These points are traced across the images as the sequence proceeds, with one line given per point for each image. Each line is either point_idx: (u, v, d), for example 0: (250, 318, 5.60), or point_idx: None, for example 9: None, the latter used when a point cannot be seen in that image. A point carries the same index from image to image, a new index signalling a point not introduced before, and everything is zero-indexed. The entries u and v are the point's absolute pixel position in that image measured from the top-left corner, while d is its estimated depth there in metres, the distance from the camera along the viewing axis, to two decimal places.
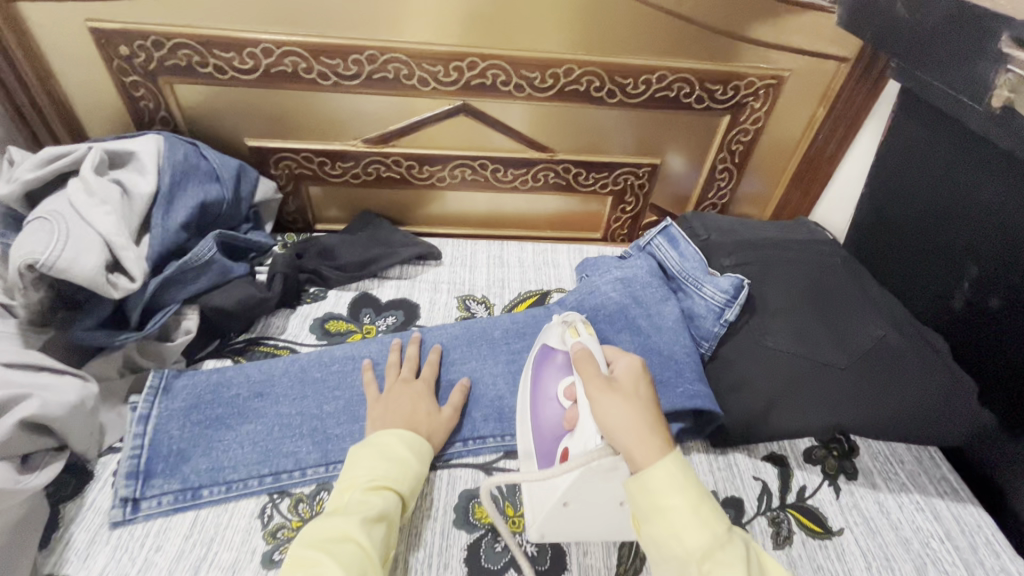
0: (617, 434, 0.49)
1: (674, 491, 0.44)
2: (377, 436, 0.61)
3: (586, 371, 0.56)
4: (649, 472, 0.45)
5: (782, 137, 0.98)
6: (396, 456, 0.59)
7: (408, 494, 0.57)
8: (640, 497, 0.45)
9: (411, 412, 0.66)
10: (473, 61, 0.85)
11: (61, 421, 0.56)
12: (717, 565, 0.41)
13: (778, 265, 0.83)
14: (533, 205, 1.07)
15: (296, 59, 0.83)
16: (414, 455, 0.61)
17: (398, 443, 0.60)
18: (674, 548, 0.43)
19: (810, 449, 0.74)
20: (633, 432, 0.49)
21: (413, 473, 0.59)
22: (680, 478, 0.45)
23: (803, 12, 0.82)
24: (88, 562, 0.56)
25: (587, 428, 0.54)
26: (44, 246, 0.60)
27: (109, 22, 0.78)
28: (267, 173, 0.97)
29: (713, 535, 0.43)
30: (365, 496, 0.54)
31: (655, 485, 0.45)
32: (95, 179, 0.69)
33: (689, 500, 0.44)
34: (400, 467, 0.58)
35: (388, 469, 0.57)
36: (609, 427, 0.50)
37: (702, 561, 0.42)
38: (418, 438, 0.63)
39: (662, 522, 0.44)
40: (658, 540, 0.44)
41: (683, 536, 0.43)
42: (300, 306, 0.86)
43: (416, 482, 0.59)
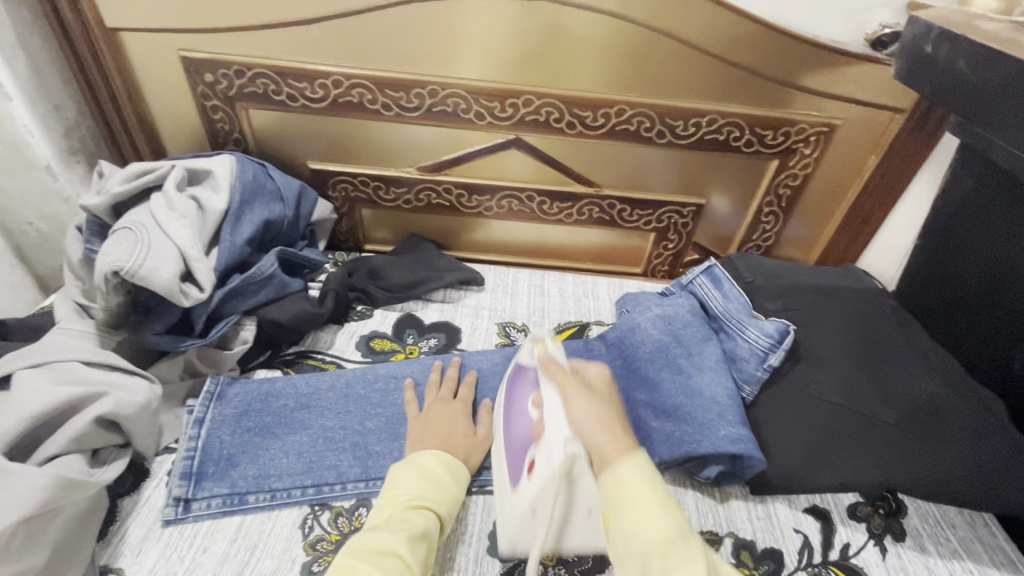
0: (588, 434, 0.52)
1: (641, 483, 0.46)
2: (415, 456, 0.62)
3: (557, 376, 0.58)
4: (620, 463, 0.48)
5: (832, 183, 0.97)
6: (436, 475, 0.61)
7: (446, 514, 0.58)
8: (608, 488, 0.47)
9: (449, 436, 0.67)
10: (528, 99, 0.88)
11: (129, 420, 0.59)
12: (677, 559, 0.42)
13: (825, 312, 0.82)
14: (576, 237, 1.09)
15: (362, 91, 0.88)
16: (451, 476, 0.62)
17: (437, 464, 0.62)
18: (638, 539, 0.44)
19: (854, 505, 0.72)
20: (605, 430, 0.51)
21: (449, 496, 0.59)
22: (648, 472, 0.47)
23: (858, 64, 0.83)
24: (140, 557, 0.59)
25: (555, 435, 0.54)
26: (128, 255, 0.65)
27: (199, 52, 0.85)
28: (325, 195, 1.03)
29: (676, 531, 0.44)
30: (406, 513, 0.55)
31: (622, 475, 0.47)
32: (175, 194, 0.75)
33: (655, 493, 0.46)
34: (439, 488, 0.59)
35: (428, 489, 0.58)
36: (579, 428, 0.53)
37: (665, 553, 0.43)
38: (454, 459, 0.64)
39: (626, 515, 0.45)
40: (623, 532, 0.45)
41: (649, 527, 0.44)
42: (346, 323, 0.89)
43: (455, 502, 0.60)
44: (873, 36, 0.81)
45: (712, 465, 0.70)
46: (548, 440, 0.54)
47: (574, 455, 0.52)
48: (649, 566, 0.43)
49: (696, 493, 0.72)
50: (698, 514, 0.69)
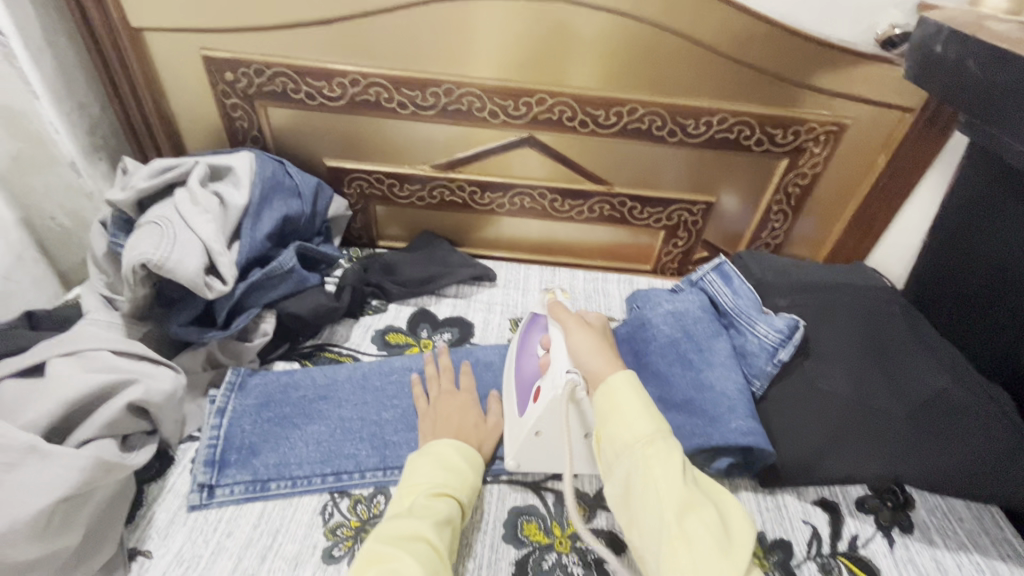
0: (586, 358, 0.60)
1: (630, 395, 0.53)
2: (434, 445, 0.64)
3: (562, 315, 0.67)
4: (612, 381, 0.55)
5: (841, 182, 0.98)
6: (455, 464, 0.62)
7: (466, 502, 0.60)
8: (602, 401, 0.55)
9: (460, 425, 0.68)
10: (542, 98, 0.90)
11: (158, 407, 0.61)
12: (656, 452, 0.49)
13: (834, 308, 0.83)
14: (586, 234, 1.11)
15: (379, 90, 0.90)
16: (469, 465, 0.63)
17: (454, 452, 0.63)
18: (624, 440, 0.51)
19: (862, 497, 0.73)
20: (599, 357, 0.59)
21: (468, 484, 0.61)
22: (635, 385, 0.54)
23: (868, 64, 0.84)
24: (167, 540, 0.61)
25: (559, 365, 0.62)
26: (155, 248, 0.67)
27: (221, 51, 0.87)
28: (340, 192, 1.05)
29: (657, 432, 0.51)
30: (431, 501, 0.56)
31: (613, 389, 0.54)
32: (198, 190, 0.77)
33: (641, 404, 0.53)
34: (458, 477, 0.61)
35: (449, 478, 0.60)
36: (579, 357, 0.61)
37: (646, 450, 0.50)
38: (472, 449, 0.65)
39: (615, 420, 0.52)
40: (611, 435, 0.52)
41: (633, 429, 0.51)
42: (362, 317, 0.91)
43: (473, 490, 0.62)
44: (884, 36, 0.82)
45: (723, 457, 0.71)
46: (554, 369, 0.62)
47: (574, 381, 0.59)
48: (633, 461, 0.50)
49: None
50: None
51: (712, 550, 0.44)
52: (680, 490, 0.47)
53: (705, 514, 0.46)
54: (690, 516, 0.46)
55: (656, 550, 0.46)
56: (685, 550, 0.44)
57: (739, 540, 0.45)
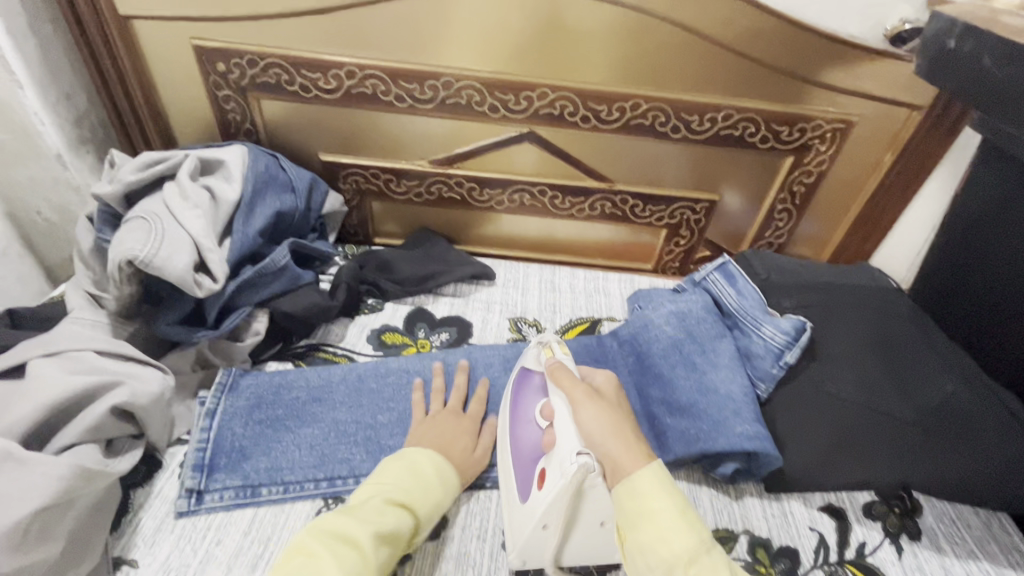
0: (598, 439, 0.54)
1: (660, 498, 0.47)
2: (412, 454, 0.62)
3: (564, 383, 0.60)
4: (636, 476, 0.49)
5: (847, 181, 0.97)
6: (424, 475, 0.60)
7: (423, 517, 0.57)
8: (626, 502, 0.48)
9: (451, 444, 0.66)
10: (543, 91, 0.87)
11: (143, 410, 0.58)
12: (700, 572, 0.44)
13: (840, 310, 0.81)
14: (587, 232, 1.09)
15: (376, 82, 0.87)
16: (440, 480, 0.61)
17: (429, 464, 0.61)
18: (659, 556, 0.45)
19: (869, 503, 0.71)
20: (616, 439, 0.53)
21: (432, 499, 0.59)
22: (667, 486, 0.49)
23: (876, 60, 0.82)
24: (153, 549, 0.58)
25: (565, 446, 0.55)
26: (142, 244, 0.64)
27: (212, 40, 0.84)
28: (336, 187, 1.02)
29: (699, 544, 0.45)
30: (383, 509, 0.55)
31: (640, 489, 0.48)
32: (188, 184, 0.74)
33: (675, 509, 0.47)
34: (423, 490, 0.59)
35: (414, 489, 0.58)
36: (591, 438, 0.54)
37: (687, 568, 0.44)
38: (448, 467, 0.63)
39: (646, 529, 0.46)
40: (642, 547, 0.46)
41: (670, 541, 0.45)
42: (357, 316, 0.89)
43: (436, 507, 0.59)
44: (892, 32, 0.80)
45: (728, 462, 0.70)
46: (560, 450, 0.55)
47: (587, 467, 0.52)
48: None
49: (711, 490, 0.72)
50: (713, 511, 0.69)
51: None
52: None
53: None
54: None
55: None
56: None
57: None
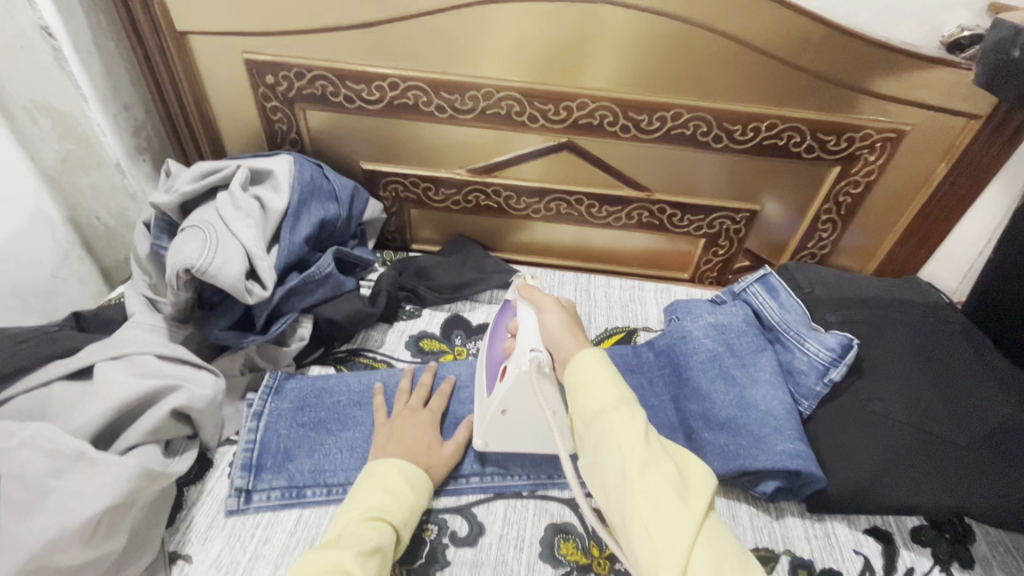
0: (556, 339, 0.60)
1: (596, 364, 0.54)
2: (378, 466, 0.62)
3: (537, 297, 0.67)
4: (578, 354, 0.56)
5: (896, 192, 0.93)
6: (393, 486, 0.60)
7: (401, 527, 0.57)
8: (571, 375, 0.55)
9: (437, 455, 0.67)
10: (583, 102, 0.87)
11: (200, 413, 0.61)
12: (619, 417, 0.49)
13: (889, 327, 0.78)
14: (622, 241, 1.08)
15: (418, 93, 0.89)
16: (411, 487, 0.61)
17: (396, 473, 0.61)
18: (591, 410, 0.51)
19: (918, 528, 0.69)
20: (565, 334, 0.60)
21: (407, 507, 0.59)
22: (597, 356, 0.55)
23: (931, 68, 0.79)
24: (206, 545, 0.61)
25: (524, 344, 0.61)
26: (198, 253, 0.67)
27: (263, 54, 0.87)
28: (376, 195, 1.05)
29: (622, 398, 0.51)
30: (361, 527, 0.54)
31: (581, 362, 0.54)
32: (240, 193, 0.77)
33: (606, 372, 0.53)
34: (396, 499, 0.59)
35: (386, 501, 0.58)
36: (549, 335, 0.61)
37: (610, 415, 0.50)
38: (415, 469, 0.63)
39: (581, 392, 0.53)
40: (579, 407, 0.52)
41: (598, 397, 0.51)
42: (396, 322, 0.91)
43: (412, 513, 0.59)
44: (949, 39, 0.78)
45: (768, 480, 0.68)
46: (519, 347, 0.62)
47: (539, 358, 0.59)
48: (600, 427, 0.50)
49: (750, 507, 0.71)
50: (752, 528, 0.69)
51: (675, 507, 0.45)
52: (641, 446, 0.48)
53: (666, 471, 0.47)
54: (652, 474, 0.46)
55: (621, 508, 0.47)
56: (647, 508, 0.45)
57: (697, 493, 0.46)
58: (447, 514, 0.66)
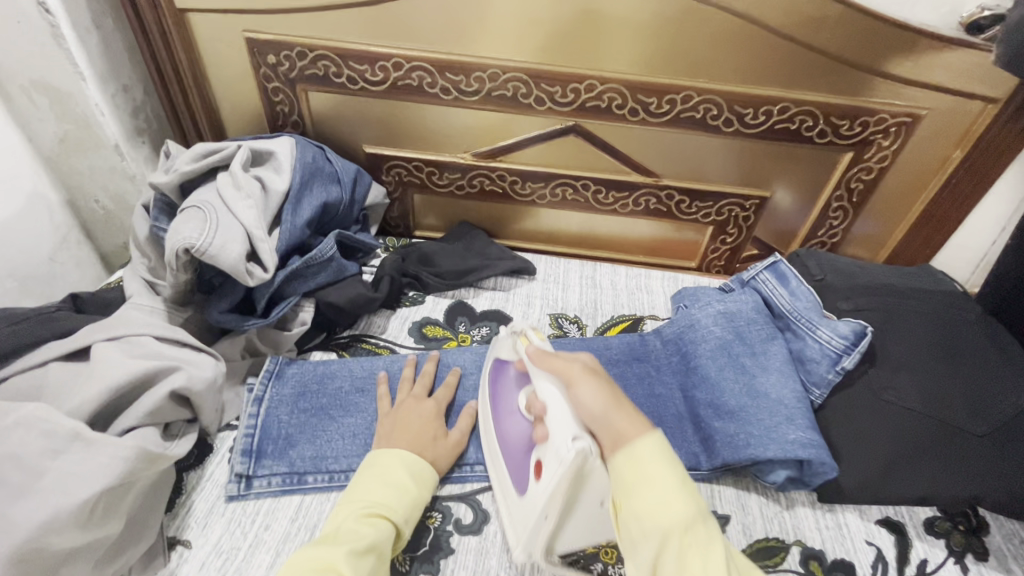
0: (597, 418, 0.52)
1: (659, 463, 0.48)
2: (382, 457, 0.61)
3: (557, 364, 0.57)
4: (635, 444, 0.49)
5: (910, 178, 0.91)
6: (396, 480, 0.59)
7: (401, 523, 0.56)
8: (627, 471, 0.48)
9: (441, 442, 0.66)
10: (591, 84, 0.85)
11: (199, 396, 0.59)
12: (694, 541, 0.45)
13: (903, 315, 0.77)
14: (628, 228, 1.07)
15: (422, 74, 0.87)
16: (414, 481, 0.60)
17: (399, 466, 0.60)
18: (656, 524, 0.45)
19: (931, 519, 0.68)
20: (610, 412, 0.51)
21: (409, 502, 0.58)
22: (664, 453, 0.49)
23: (949, 49, 0.77)
24: (206, 530, 0.60)
25: (559, 432, 0.52)
26: (197, 233, 0.66)
27: (264, 33, 0.85)
28: (379, 180, 1.03)
29: (696, 514, 0.46)
30: (359, 524, 0.53)
31: (642, 461, 0.48)
32: (240, 174, 0.75)
33: (673, 475, 0.47)
34: (399, 494, 0.58)
35: (388, 496, 0.57)
36: (588, 415, 0.52)
37: (682, 536, 0.45)
38: (419, 463, 0.62)
39: (643, 497, 0.46)
40: (638, 516, 0.46)
41: (666, 510, 0.46)
42: (399, 308, 0.89)
43: (413, 509, 0.58)
44: (969, 20, 0.75)
45: (778, 470, 0.67)
46: (554, 439, 0.52)
47: (585, 451, 0.49)
48: (671, 551, 0.44)
49: (760, 497, 0.70)
50: (762, 518, 0.67)
51: None
52: None
53: None
54: None
55: None
56: None
57: None
58: (450, 501, 0.65)
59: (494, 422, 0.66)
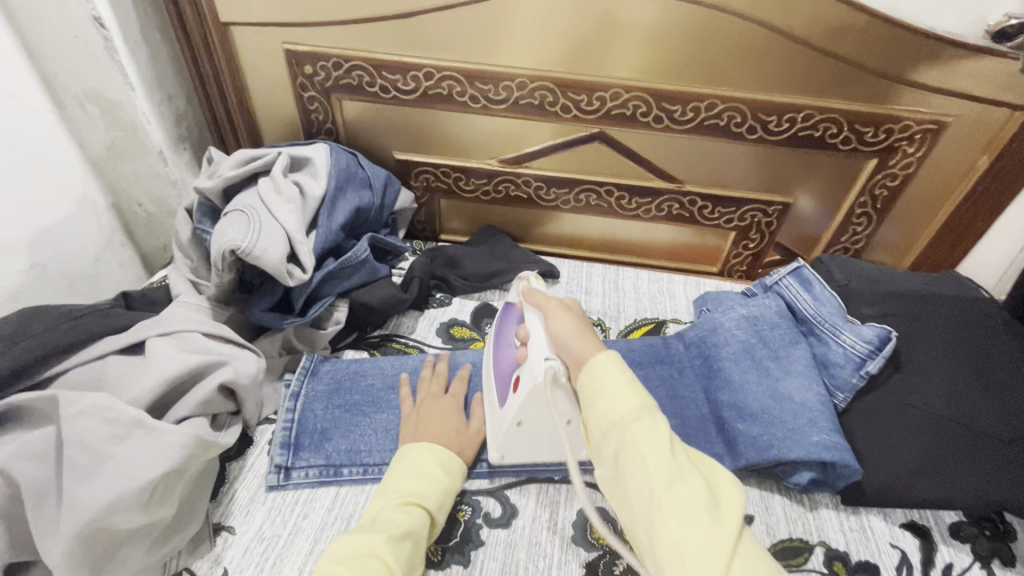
0: (565, 343, 0.58)
1: (611, 369, 0.51)
2: (413, 451, 0.63)
3: (542, 301, 0.65)
4: (591, 359, 0.53)
5: (935, 186, 0.92)
6: (426, 470, 0.61)
7: (434, 510, 0.58)
8: (587, 381, 0.52)
9: (470, 439, 0.68)
10: (616, 92, 0.88)
11: (244, 389, 0.63)
12: (642, 428, 0.47)
13: (929, 320, 0.77)
14: (650, 234, 1.08)
15: (452, 83, 0.90)
16: (444, 472, 0.62)
17: (429, 457, 0.62)
18: (611, 420, 0.49)
19: (957, 524, 0.69)
20: (575, 337, 0.58)
21: (440, 490, 0.60)
22: (618, 365, 0.52)
23: (975, 58, 0.77)
24: (248, 518, 0.63)
25: (536, 352, 0.60)
26: (243, 235, 0.69)
27: (301, 45, 0.89)
28: (407, 185, 1.06)
29: (643, 407, 0.49)
30: (393, 512, 0.55)
31: (596, 368, 0.52)
32: (281, 180, 0.79)
33: (624, 378, 0.51)
34: (430, 483, 0.60)
35: (419, 485, 0.59)
36: (558, 339, 0.59)
37: (632, 426, 0.47)
38: (448, 454, 0.64)
39: (599, 400, 0.50)
40: (597, 417, 0.50)
41: (618, 405, 0.49)
42: (427, 310, 0.92)
43: (445, 496, 0.60)
44: (996, 28, 0.76)
45: (802, 472, 0.68)
46: (531, 358, 0.60)
47: (555, 367, 0.57)
48: (622, 437, 0.47)
49: (784, 499, 0.70)
50: (786, 520, 0.68)
51: (708, 527, 0.42)
52: (668, 462, 0.45)
53: (695, 488, 0.44)
54: (680, 491, 0.44)
55: (647, 528, 0.44)
56: (676, 528, 0.42)
57: (730, 513, 0.44)
58: (479, 495, 0.67)
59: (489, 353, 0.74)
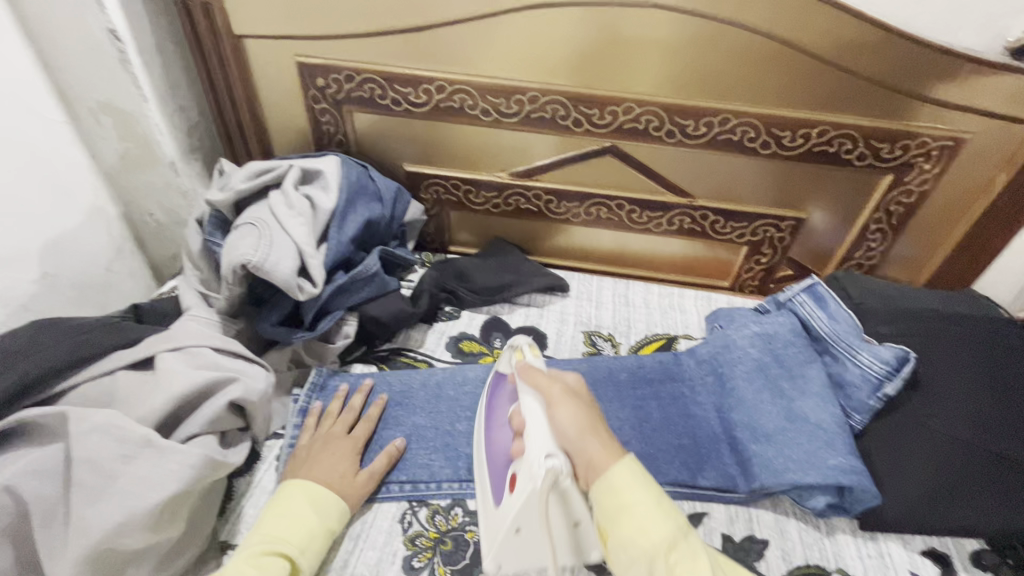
0: (572, 441, 0.54)
1: (633, 488, 0.52)
2: (282, 492, 0.61)
3: (539, 381, 0.60)
4: (610, 470, 0.53)
5: (952, 203, 0.90)
6: (289, 512, 0.59)
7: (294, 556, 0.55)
8: (606, 498, 0.52)
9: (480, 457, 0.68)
10: (629, 107, 0.87)
11: (254, 406, 0.62)
12: (680, 556, 0.49)
13: (948, 339, 0.75)
14: (661, 247, 1.07)
15: (464, 96, 0.90)
16: (310, 510, 0.59)
17: (293, 498, 0.60)
18: (643, 545, 0.49)
19: (978, 551, 0.67)
20: (585, 435, 0.54)
21: (300, 533, 0.57)
22: (638, 476, 0.53)
23: (994, 74, 0.76)
24: None
25: (535, 448, 0.54)
26: (254, 249, 0.69)
27: (314, 57, 0.89)
28: (417, 197, 1.06)
29: (675, 531, 0.50)
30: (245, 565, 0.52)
31: (619, 486, 0.52)
32: (292, 193, 0.79)
33: (648, 495, 0.52)
34: (289, 526, 0.57)
35: (277, 532, 0.56)
36: (562, 434, 0.55)
37: (668, 554, 0.49)
38: (321, 493, 0.61)
39: (627, 522, 0.50)
40: (626, 540, 0.50)
41: (650, 530, 0.50)
42: (436, 323, 0.91)
43: (307, 539, 0.57)
44: (1016, 44, 0.75)
45: (817, 496, 0.67)
46: (529, 454, 0.54)
47: (558, 468, 0.52)
48: (659, 567, 0.49)
49: (800, 522, 0.69)
50: (801, 544, 0.67)
51: None
52: None
53: None
54: None
55: None
56: None
57: None
58: None
59: (482, 432, 0.68)
